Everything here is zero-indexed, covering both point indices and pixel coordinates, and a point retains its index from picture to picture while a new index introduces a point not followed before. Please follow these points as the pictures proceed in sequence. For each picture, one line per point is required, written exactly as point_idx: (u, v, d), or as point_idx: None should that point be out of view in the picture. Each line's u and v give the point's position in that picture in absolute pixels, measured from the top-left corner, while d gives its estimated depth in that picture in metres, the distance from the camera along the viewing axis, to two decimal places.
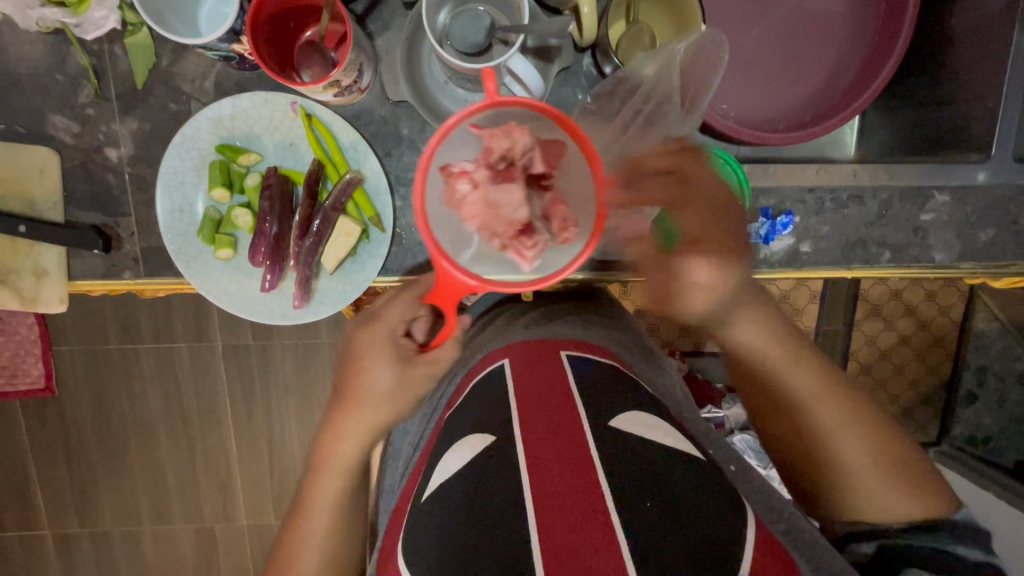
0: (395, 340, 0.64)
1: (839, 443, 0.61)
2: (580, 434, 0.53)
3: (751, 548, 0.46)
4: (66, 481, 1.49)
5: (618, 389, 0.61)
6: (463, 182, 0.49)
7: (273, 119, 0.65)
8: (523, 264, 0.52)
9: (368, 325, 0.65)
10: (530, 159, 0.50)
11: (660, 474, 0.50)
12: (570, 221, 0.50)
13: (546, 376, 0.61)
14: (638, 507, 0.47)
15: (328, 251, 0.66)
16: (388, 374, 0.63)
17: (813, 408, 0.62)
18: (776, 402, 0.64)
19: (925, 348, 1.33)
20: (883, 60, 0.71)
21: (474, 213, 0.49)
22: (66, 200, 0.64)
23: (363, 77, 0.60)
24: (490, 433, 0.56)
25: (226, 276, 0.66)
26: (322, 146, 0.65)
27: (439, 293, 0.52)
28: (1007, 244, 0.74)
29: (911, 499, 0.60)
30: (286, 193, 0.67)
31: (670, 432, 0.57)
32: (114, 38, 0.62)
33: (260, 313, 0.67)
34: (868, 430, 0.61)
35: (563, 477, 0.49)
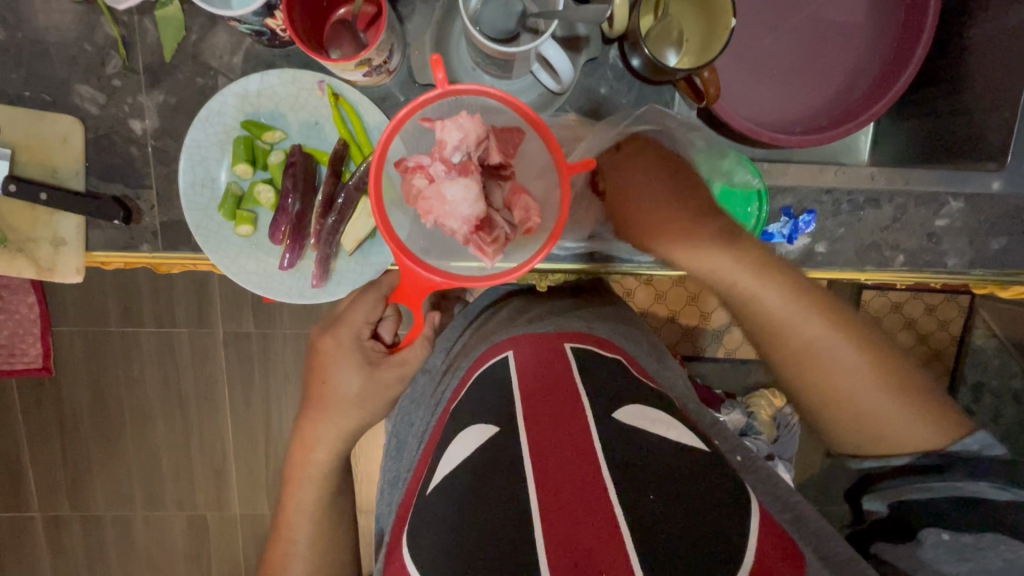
0: (362, 345, 0.66)
1: (841, 368, 0.59)
2: (583, 427, 0.54)
3: (755, 536, 0.46)
4: (59, 462, 1.48)
5: (625, 384, 0.61)
6: (418, 175, 0.53)
7: (299, 98, 0.65)
8: (485, 259, 0.54)
9: (330, 329, 0.66)
10: (486, 150, 0.54)
11: (662, 466, 0.50)
12: (531, 209, 0.54)
13: (548, 368, 0.62)
14: (641, 500, 0.47)
15: (349, 231, 0.66)
16: (355, 378, 0.65)
17: (835, 370, 0.59)
18: (794, 364, 0.61)
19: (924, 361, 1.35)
20: (902, 67, 0.72)
21: (428, 205, 0.53)
22: (88, 170, 0.64)
23: (393, 59, 0.60)
24: (495, 425, 0.56)
25: (244, 252, 0.67)
26: (347, 126, 0.65)
27: (407, 293, 0.57)
28: (1018, 253, 0.75)
29: (921, 418, 0.59)
30: (310, 171, 0.67)
31: (672, 425, 0.56)
32: (144, 11, 0.62)
33: (277, 291, 0.67)
34: (901, 388, 0.59)
35: (567, 469, 0.49)
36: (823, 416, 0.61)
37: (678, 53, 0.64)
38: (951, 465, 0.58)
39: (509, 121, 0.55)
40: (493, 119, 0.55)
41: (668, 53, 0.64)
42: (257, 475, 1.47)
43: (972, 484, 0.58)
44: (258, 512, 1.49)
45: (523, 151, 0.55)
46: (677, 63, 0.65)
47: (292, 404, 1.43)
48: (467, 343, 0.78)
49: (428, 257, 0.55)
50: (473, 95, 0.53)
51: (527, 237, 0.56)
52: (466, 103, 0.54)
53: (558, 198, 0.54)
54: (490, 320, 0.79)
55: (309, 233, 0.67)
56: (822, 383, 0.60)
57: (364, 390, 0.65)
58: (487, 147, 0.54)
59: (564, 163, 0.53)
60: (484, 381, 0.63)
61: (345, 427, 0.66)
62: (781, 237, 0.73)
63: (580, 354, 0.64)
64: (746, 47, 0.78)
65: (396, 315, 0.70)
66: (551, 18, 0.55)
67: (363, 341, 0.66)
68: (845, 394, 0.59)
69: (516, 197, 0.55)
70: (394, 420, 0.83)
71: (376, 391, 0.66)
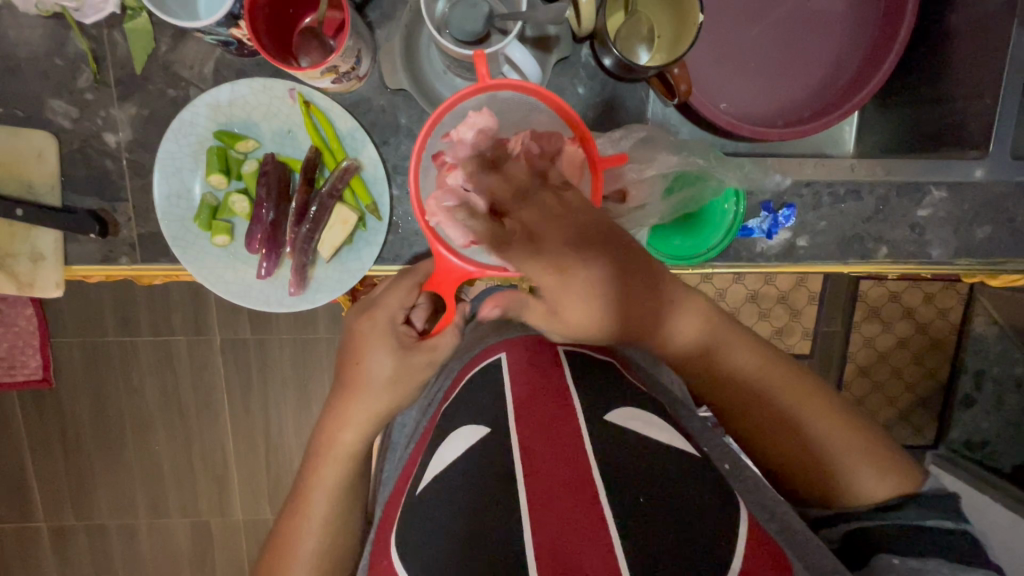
0: (395, 328, 0.65)
1: (814, 423, 0.61)
2: (575, 429, 0.53)
3: (743, 545, 0.46)
4: (62, 473, 1.49)
5: (608, 386, 0.60)
6: (449, 173, 0.58)
7: (271, 106, 0.65)
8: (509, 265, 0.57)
9: (365, 312, 0.65)
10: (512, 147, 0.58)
11: (651, 470, 0.50)
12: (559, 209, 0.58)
13: (537, 372, 0.61)
14: (631, 504, 0.46)
15: (324, 239, 0.66)
16: (377, 370, 0.65)
17: (773, 393, 0.62)
18: (750, 394, 0.63)
19: (923, 350, 1.34)
20: (881, 58, 0.71)
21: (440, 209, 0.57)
22: (63, 184, 0.65)
23: (361, 64, 0.60)
24: (484, 426, 0.56)
25: (222, 263, 0.66)
26: (320, 133, 0.65)
27: (440, 286, 0.57)
28: (1004, 241, 0.74)
29: (870, 469, 0.59)
30: (284, 180, 0.66)
31: (664, 427, 0.57)
32: (114, 23, 0.62)
33: (256, 301, 0.67)
34: (840, 422, 0.61)
35: (557, 471, 0.49)
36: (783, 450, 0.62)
37: (650, 50, 0.64)
38: (910, 503, 0.57)
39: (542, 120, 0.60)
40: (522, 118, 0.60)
41: (640, 50, 0.64)
42: (257, 482, 1.48)
43: (921, 518, 0.56)
44: (260, 519, 1.50)
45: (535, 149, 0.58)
46: (648, 60, 0.64)
47: (289, 410, 1.43)
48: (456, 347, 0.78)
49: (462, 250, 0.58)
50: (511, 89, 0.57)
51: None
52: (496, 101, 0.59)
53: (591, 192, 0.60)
54: (480, 325, 0.78)
55: (284, 242, 0.67)
56: (797, 420, 0.61)
57: (397, 373, 0.64)
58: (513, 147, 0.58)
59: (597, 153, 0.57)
60: (469, 385, 0.64)
61: (328, 437, 0.67)
62: (760, 233, 0.73)
63: (565, 358, 0.64)
64: (724, 41, 0.77)
65: (428, 303, 0.69)
66: (517, 19, 0.55)
67: (397, 326, 0.65)
68: (804, 428, 0.61)
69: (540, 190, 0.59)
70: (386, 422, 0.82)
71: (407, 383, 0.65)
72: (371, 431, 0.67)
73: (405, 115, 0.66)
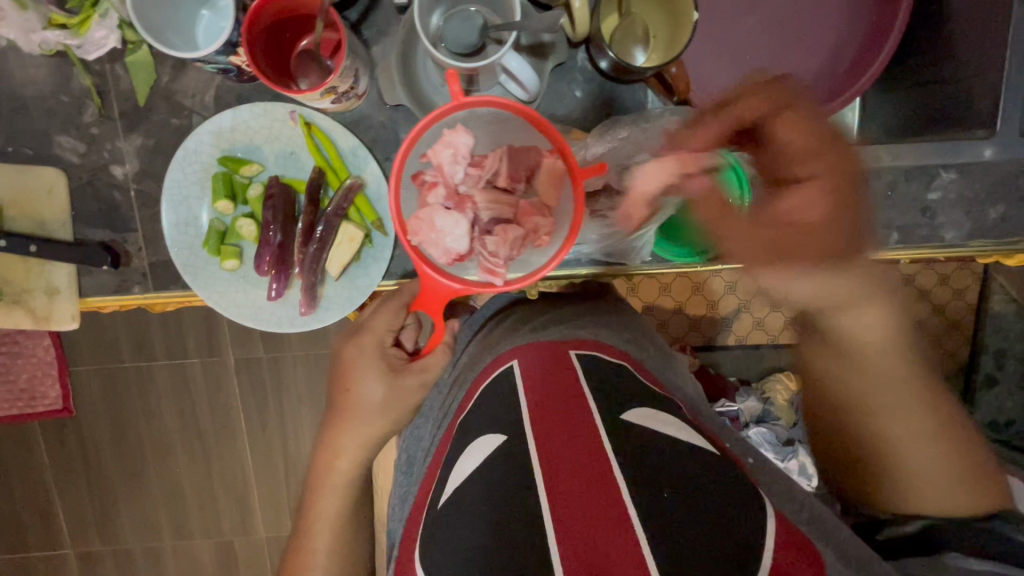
0: (385, 351, 0.67)
1: (910, 438, 0.64)
2: (594, 427, 0.53)
3: (772, 538, 0.45)
4: (87, 500, 1.50)
5: (629, 386, 0.61)
6: (431, 192, 0.58)
7: (272, 129, 0.65)
8: (494, 280, 0.57)
9: (354, 337, 0.68)
10: (496, 169, 0.59)
11: (673, 466, 0.50)
12: (541, 228, 0.58)
13: (554, 381, 0.60)
14: (654, 502, 0.46)
15: (333, 257, 0.66)
16: (379, 387, 0.67)
17: (902, 415, 0.64)
18: (865, 403, 0.65)
19: (942, 332, 1.33)
20: (885, 35, 0.70)
21: (418, 228, 0.57)
22: (74, 218, 0.65)
23: (359, 82, 0.61)
24: (500, 434, 0.56)
25: (232, 286, 0.67)
26: (322, 153, 0.65)
27: (427, 304, 0.59)
28: (1019, 220, 0.72)
29: (970, 491, 0.63)
30: (289, 201, 0.66)
31: (681, 427, 0.56)
32: (115, 58, 0.63)
33: (267, 322, 0.67)
34: (939, 433, 0.64)
35: (578, 472, 0.49)
36: (857, 443, 0.67)
37: (646, 50, 0.64)
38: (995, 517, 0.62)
39: (519, 127, 0.58)
40: (508, 127, 0.59)
41: (636, 51, 0.64)
42: (278, 499, 1.49)
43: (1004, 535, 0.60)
44: (283, 536, 1.51)
45: (512, 166, 0.59)
46: (645, 61, 0.64)
47: (306, 426, 1.44)
48: (470, 356, 0.77)
49: (447, 269, 0.59)
50: (484, 105, 0.57)
51: (535, 250, 0.59)
52: (482, 115, 0.58)
53: (572, 204, 0.57)
54: (491, 333, 0.78)
55: (293, 263, 0.67)
56: (895, 434, 0.65)
57: (389, 398, 0.67)
58: (495, 169, 0.59)
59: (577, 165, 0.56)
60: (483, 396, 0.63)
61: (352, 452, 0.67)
62: None
63: (583, 361, 0.63)
64: (721, 34, 0.76)
65: (416, 323, 0.71)
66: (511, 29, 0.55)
67: (387, 349, 0.68)
68: (894, 427, 0.65)
69: (515, 204, 0.59)
70: (403, 435, 0.82)
71: (401, 399, 0.67)
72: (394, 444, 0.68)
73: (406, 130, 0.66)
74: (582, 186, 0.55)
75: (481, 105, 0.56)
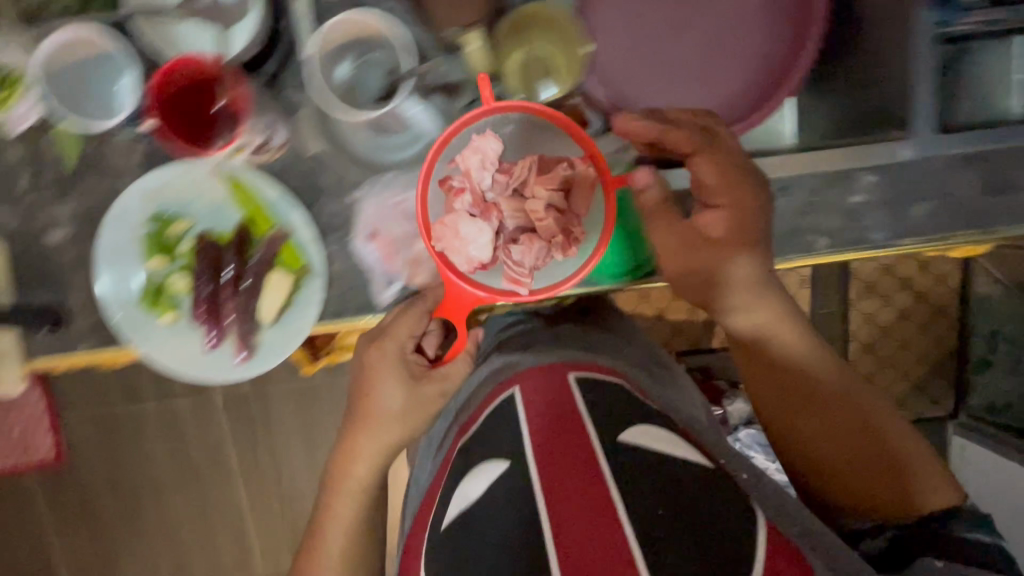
0: (406, 357, 0.64)
1: (883, 436, 0.67)
2: (588, 445, 0.56)
3: (762, 549, 0.51)
4: (86, 550, 1.51)
5: (627, 403, 0.63)
6: (458, 199, 0.63)
7: (198, 185, 0.66)
8: (518, 289, 0.61)
9: (376, 341, 0.64)
10: (524, 178, 0.64)
11: (664, 474, 0.55)
12: (571, 239, 0.63)
13: (563, 398, 0.62)
14: (647, 515, 0.51)
15: (263, 304, 0.66)
16: (399, 393, 0.64)
17: (861, 402, 0.68)
18: (813, 399, 0.68)
19: (928, 319, 1.32)
20: (799, 49, 0.75)
21: (442, 232, 0.61)
22: (17, 284, 0.67)
23: (274, 137, 0.64)
24: (506, 459, 0.59)
25: (170, 340, 0.67)
26: (246, 205, 0.66)
27: (449, 310, 0.61)
28: (964, 214, 0.71)
29: (932, 483, 0.66)
30: (217, 254, 0.68)
31: (677, 443, 0.59)
32: (46, 128, 0.65)
33: (208, 373, 0.67)
34: (900, 425, 0.68)
35: (576, 492, 0.53)
36: (828, 461, 0.68)
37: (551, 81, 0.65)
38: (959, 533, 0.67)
39: (547, 129, 0.63)
40: (539, 133, 0.64)
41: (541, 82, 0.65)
42: (275, 535, 1.49)
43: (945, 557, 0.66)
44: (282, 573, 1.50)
45: (540, 175, 0.63)
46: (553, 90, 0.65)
47: (298, 460, 1.45)
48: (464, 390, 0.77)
49: (475, 276, 0.62)
50: (512, 111, 0.61)
51: (562, 257, 0.64)
52: (513, 121, 0.63)
53: (603, 211, 0.62)
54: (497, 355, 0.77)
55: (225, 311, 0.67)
56: (857, 432, 0.67)
57: (409, 406, 0.65)
58: (523, 177, 0.63)
59: (607, 173, 0.61)
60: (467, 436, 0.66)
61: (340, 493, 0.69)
62: None
63: (583, 386, 0.64)
64: (651, 55, 0.77)
65: (440, 329, 0.68)
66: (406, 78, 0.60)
67: (407, 355, 0.64)
68: (873, 428, 0.67)
69: (539, 213, 0.63)
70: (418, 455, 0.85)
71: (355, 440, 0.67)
72: (351, 484, 0.68)
73: (327, 176, 0.65)
74: (610, 196, 0.61)
75: (510, 110, 0.60)
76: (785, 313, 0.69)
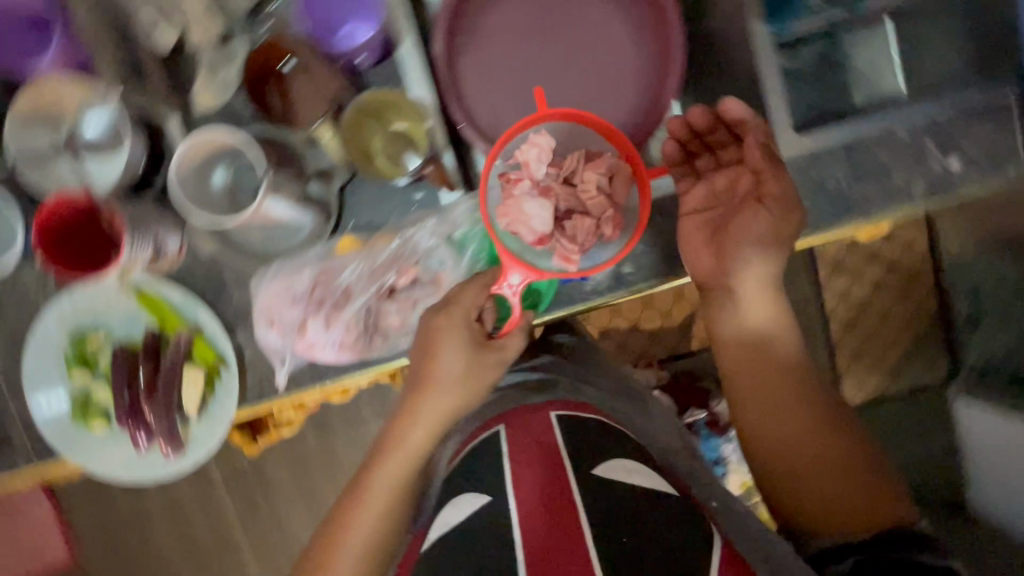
0: (470, 324, 0.62)
1: (848, 445, 0.65)
2: (567, 489, 0.61)
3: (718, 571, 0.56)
4: None
5: (601, 441, 0.67)
6: (519, 185, 0.63)
7: (110, 297, 0.67)
8: (568, 266, 0.63)
9: (442, 309, 0.62)
10: (572, 169, 0.64)
11: (634, 510, 0.60)
12: (603, 225, 0.64)
13: (545, 442, 0.66)
14: (613, 548, 0.57)
15: (185, 399, 0.68)
16: (459, 360, 0.62)
17: (830, 406, 0.67)
18: (798, 396, 0.67)
19: (906, 287, 1.19)
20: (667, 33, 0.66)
21: (510, 211, 0.62)
22: None
23: (167, 244, 0.63)
24: (483, 493, 0.63)
25: (100, 449, 0.68)
26: (158, 309, 0.67)
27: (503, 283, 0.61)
28: (870, 197, 0.71)
29: (884, 499, 0.63)
30: (138, 360, 0.68)
31: (647, 473, 0.65)
32: None
33: (142, 474, 0.69)
34: (859, 437, 0.66)
35: (550, 534, 0.58)
36: (797, 465, 0.66)
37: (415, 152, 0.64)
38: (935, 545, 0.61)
39: (572, 132, 0.65)
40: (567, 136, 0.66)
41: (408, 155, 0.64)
42: None
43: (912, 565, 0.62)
44: None
45: (576, 162, 0.64)
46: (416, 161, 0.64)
47: None
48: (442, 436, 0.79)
49: (526, 256, 0.62)
50: (584, 121, 0.64)
51: (600, 242, 0.64)
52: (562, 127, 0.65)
53: (638, 204, 0.64)
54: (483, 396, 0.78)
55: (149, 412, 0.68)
56: (817, 439, 0.65)
57: (469, 373, 0.62)
58: (575, 165, 0.64)
59: (639, 166, 0.63)
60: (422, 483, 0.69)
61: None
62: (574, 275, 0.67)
63: (568, 428, 0.67)
64: None
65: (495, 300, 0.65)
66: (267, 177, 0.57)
67: (472, 322, 0.62)
68: (840, 432, 0.66)
69: (588, 194, 0.63)
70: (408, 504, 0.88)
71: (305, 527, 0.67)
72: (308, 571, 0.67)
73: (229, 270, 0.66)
74: (643, 186, 0.64)
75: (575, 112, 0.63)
76: (780, 308, 0.68)
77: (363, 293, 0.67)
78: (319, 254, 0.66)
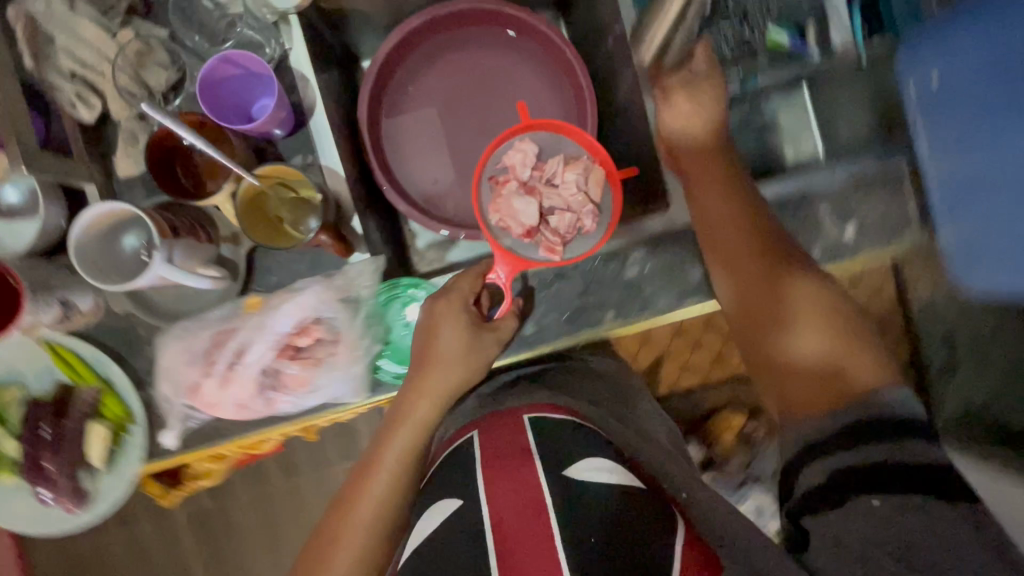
0: (467, 308, 0.66)
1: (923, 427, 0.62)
2: (534, 488, 0.63)
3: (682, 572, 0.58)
4: None
5: (572, 432, 0.68)
6: (505, 185, 0.70)
7: (26, 353, 0.69)
8: (551, 256, 0.67)
9: (442, 296, 0.67)
10: (553, 171, 0.69)
11: (611, 526, 0.61)
12: (586, 220, 0.68)
13: (511, 445, 0.67)
14: (584, 547, 0.60)
15: (91, 452, 0.70)
16: (457, 339, 0.66)
17: (860, 380, 0.65)
18: (834, 390, 0.65)
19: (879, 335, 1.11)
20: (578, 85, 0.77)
21: (499, 208, 0.69)
22: None
23: (79, 303, 0.65)
24: (454, 498, 0.65)
25: (11, 499, 0.73)
26: (68, 365, 0.68)
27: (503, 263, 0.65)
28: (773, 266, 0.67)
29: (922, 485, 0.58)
30: (50, 413, 0.70)
31: (615, 471, 0.66)
32: None
33: (42, 526, 0.73)
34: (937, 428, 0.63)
35: (518, 525, 0.61)
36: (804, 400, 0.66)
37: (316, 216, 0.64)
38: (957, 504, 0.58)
39: (552, 139, 0.71)
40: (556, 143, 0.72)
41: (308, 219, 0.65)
42: None
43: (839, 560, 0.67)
44: None
45: (555, 163, 0.69)
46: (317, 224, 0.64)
47: None
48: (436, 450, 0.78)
49: (517, 249, 0.68)
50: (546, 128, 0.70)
51: (582, 236, 0.69)
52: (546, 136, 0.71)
53: (612, 201, 0.68)
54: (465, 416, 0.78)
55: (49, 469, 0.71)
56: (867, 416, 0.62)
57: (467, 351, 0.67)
58: (554, 167, 0.69)
59: (612, 168, 0.68)
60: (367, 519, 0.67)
61: None
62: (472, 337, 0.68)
63: (534, 436, 0.68)
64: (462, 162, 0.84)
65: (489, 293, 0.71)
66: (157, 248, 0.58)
67: (469, 305, 0.66)
68: (857, 377, 0.65)
69: (570, 192, 0.69)
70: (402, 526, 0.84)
71: None
72: None
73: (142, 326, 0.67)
74: (616, 188, 0.68)
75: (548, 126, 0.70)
76: (828, 298, 0.69)
77: (260, 351, 0.67)
78: (225, 314, 0.67)
